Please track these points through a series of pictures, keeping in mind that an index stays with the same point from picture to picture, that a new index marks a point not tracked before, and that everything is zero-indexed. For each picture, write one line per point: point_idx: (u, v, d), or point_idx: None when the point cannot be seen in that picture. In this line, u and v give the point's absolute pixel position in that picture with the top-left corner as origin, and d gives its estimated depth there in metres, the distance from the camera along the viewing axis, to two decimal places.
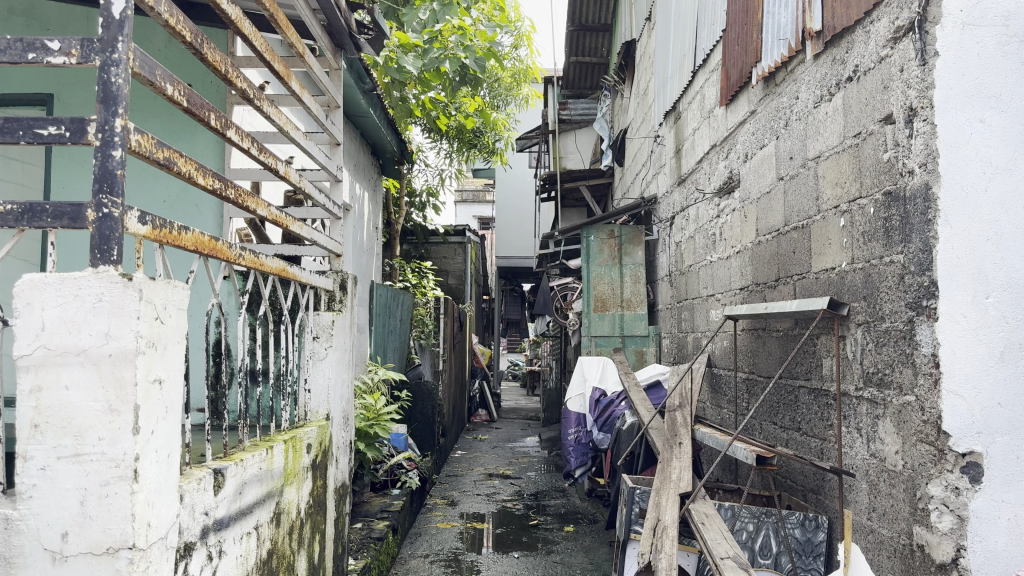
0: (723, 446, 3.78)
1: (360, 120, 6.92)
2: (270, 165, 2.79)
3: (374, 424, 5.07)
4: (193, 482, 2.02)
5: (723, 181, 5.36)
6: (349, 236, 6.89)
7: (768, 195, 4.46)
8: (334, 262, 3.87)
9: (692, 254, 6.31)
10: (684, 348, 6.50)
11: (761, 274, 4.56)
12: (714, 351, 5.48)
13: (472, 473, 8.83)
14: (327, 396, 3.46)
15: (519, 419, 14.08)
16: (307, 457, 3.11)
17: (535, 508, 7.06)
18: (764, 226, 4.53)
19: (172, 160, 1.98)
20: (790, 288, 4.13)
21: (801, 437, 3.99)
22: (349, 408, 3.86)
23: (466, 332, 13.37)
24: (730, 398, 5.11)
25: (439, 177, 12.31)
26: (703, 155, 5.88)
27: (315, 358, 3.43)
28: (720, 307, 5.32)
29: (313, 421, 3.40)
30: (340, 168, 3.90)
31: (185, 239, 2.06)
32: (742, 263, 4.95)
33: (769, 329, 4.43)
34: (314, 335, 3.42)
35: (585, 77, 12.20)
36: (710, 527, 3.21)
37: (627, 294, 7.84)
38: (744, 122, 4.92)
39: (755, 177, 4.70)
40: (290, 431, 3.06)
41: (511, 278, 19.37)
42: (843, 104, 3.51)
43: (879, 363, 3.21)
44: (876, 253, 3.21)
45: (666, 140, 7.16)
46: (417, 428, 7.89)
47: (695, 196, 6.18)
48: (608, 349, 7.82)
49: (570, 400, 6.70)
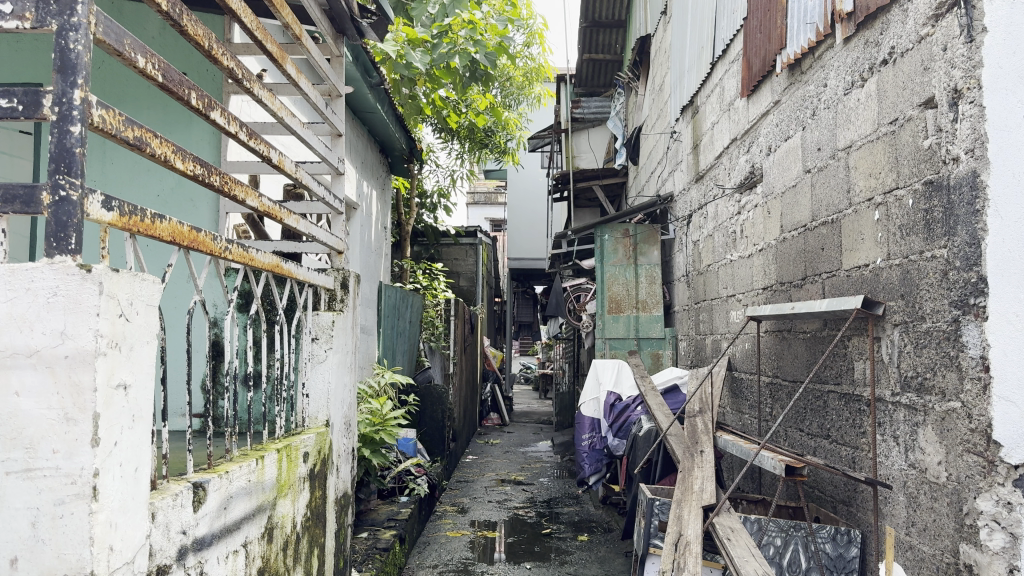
0: (749, 455, 3.54)
1: (368, 116, 6.72)
2: (263, 152, 2.59)
3: (380, 429, 4.83)
4: (167, 498, 1.81)
5: (744, 176, 5.14)
6: (356, 235, 6.70)
7: (794, 189, 4.23)
8: (336, 259, 3.66)
9: (711, 253, 6.08)
10: (703, 351, 6.26)
11: (786, 273, 4.33)
12: (734, 353, 5.26)
13: (484, 479, 8.62)
14: (326, 402, 3.26)
15: (532, 423, 13.86)
16: (304, 466, 2.91)
17: (547, 516, 6.84)
18: (789, 223, 4.30)
19: (143, 140, 1.78)
20: (817, 286, 3.90)
21: (831, 445, 3.76)
22: (351, 414, 3.66)
23: (477, 334, 13.17)
24: (752, 403, 4.88)
25: (450, 178, 12.11)
26: (722, 150, 5.66)
27: (314, 361, 3.23)
28: (741, 308, 5.09)
29: (311, 428, 3.20)
30: (343, 160, 3.69)
31: (161, 229, 1.87)
32: (765, 261, 4.72)
33: (795, 330, 4.21)
34: (314, 336, 3.23)
35: (599, 75, 11.99)
36: (736, 543, 2.98)
37: (642, 295, 7.61)
38: (767, 114, 4.69)
39: (779, 170, 4.47)
40: (285, 439, 2.86)
41: (524, 280, 19.17)
42: (878, 89, 3.29)
43: (919, 367, 2.98)
44: (915, 247, 2.98)
45: (684, 135, 6.93)
46: (427, 432, 7.68)
47: (713, 192, 5.95)
48: (622, 352, 7.58)
49: (583, 404, 6.46)
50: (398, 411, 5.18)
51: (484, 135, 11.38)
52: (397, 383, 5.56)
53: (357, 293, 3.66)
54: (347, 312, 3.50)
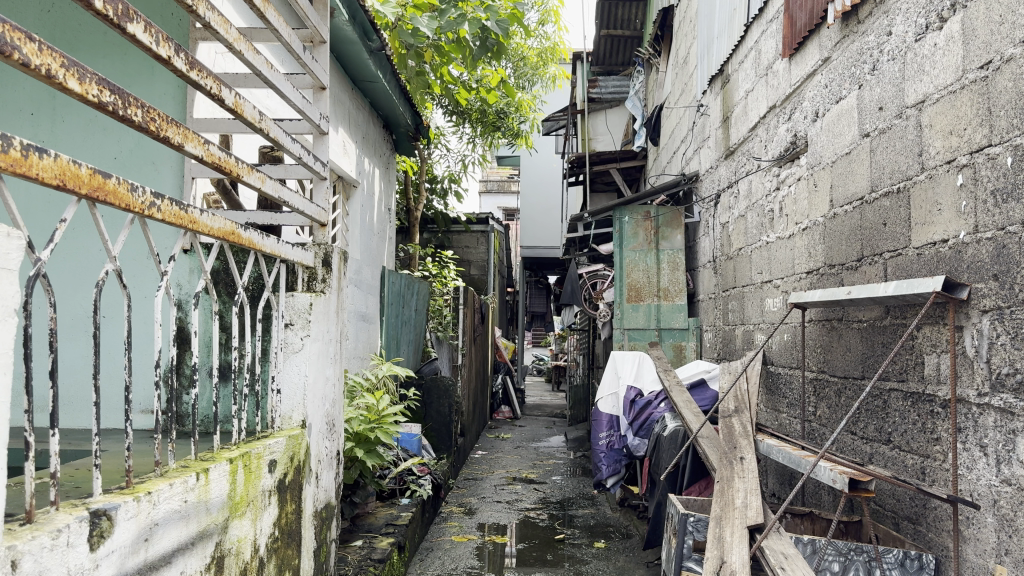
0: (803, 466, 3.01)
1: (368, 85, 6.18)
2: (210, 90, 2.07)
3: (375, 427, 4.32)
4: (41, 539, 1.31)
5: (785, 147, 4.59)
6: (356, 215, 6.20)
7: (848, 157, 3.69)
8: (319, 233, 3.15)
9: (742, 236, 5.54)
10: (732, 344, 5.73)
11: (837, 255, 3.80)
12: (771, 345, 4.74)
13: (494, 477, 8.13)
14: (303, 399, 2.74)
15: (544, 416, 13.37)
16: (269, 477, 2.41)
17: (561, 520, 6.33)
18: (841, 196, 3.76)
19: (9, 41, 1.28)
20: (878, 268, 3.37)
21: (893, 452, 3.24)
22: (336, 414, 3.14)
23: (488, 324, 12.66)
24: (794, 401, 4.36)
25: (461, 162, 11.60)
26: (759, 120, 5.11)
27: (287, 350, 2.73)
28: (781, 295, 4.56)
29: (284, 430, 2.69)
30: (326, 117, 3.15)
31: (39, 167, 1.37)
32: (810, 241, 4.18)
33: (847, 319, 3.69)
34: (287, 322, 2.73)
35: (617, 52, 11.42)
36: (791, 572, 2.45)
37: (664, 282, 7.08)
38: (815, 73, 4.14)
39: (829, 137, 3.93)
40: (246, 445, 2.36)
41: (538, 270, 18.69)
42: (963, 29, 2.73)
43: (1017, 363, 2.44)
44: (1015, 217, 2.43)
45: (712, 109, 6.38)
46: (433, 428, 7.16)
47: (747, 167, 5.41)
48: (642, 343, 7.09)
49: (601, 400, 5.91)
50: (396, 407, 4.65)
51: (496, 117, 10.69)
52: (392, 383, 5.13)
53: (343, 272, 3.14)
54: (330, 295, 2.98)
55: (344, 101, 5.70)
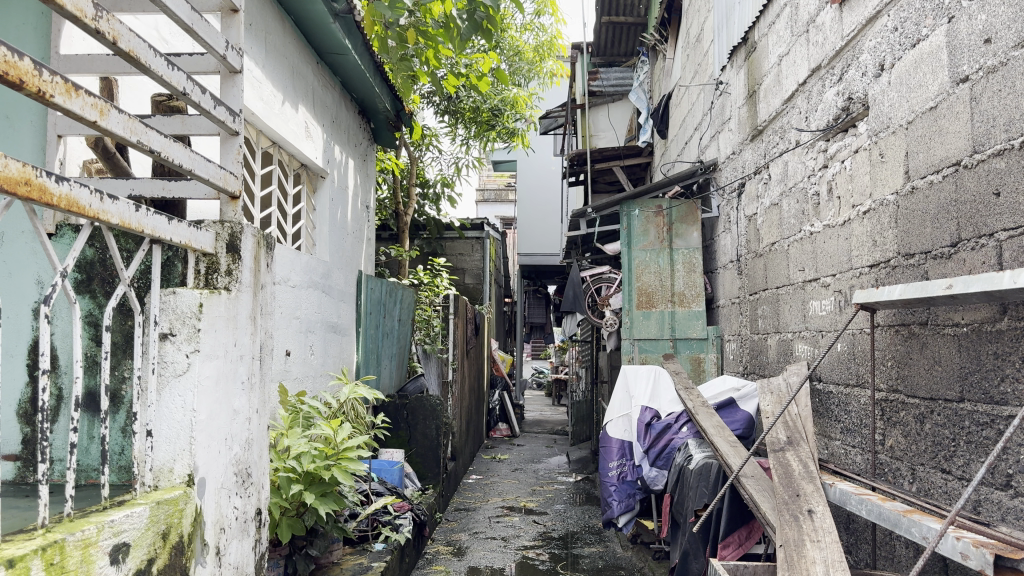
0: (917, 534, 2.12)
1: (336, 58, 5.31)
2: None
3: (331, 464, 3.43)
4: None
5: (833, 115, 3.78)
6: (325, 210, 5.32)
7: (933, 113, 2.84)
8: (228, 208, 2.29)
9: (776, 228, 4.68)
10: (765, 355, 4.88)
11: (916, 241, 2.97)
12: (820, 359, 3.90)
13: (489, 506, 7.25)
14: (188, 445, 1.88)
15: (545, 434, 12.50)
16: (112, 571, 1.56)
17: (565, 561, 5.44)
18: (922, 165, 2.92)
19: None
20: (985, 253, 2.53)
21: (1016, 503, 2.37)
22: (254, 460, 2.28)
23: (484, 336, 11.78)
24: (855, 427, 3.51)
25: (454, 166, 10.59)
26: (798, 88, 4.27)
27: (166, 373, 1.89)
28: (835, 295, 3.73)
29: (157, 491, 1.84)
30: (238, 49, 2.30)
31: None
32: (873, 228, 3.35)
33: (935, 322, 2.84)
34: (166, 332, 1.90)
35: (620, 41, 10.57)
36: None
37: (680, 286, 6.24)
38: (878, 16, 3.32)
39: (900, 93, 3.10)
40: (73, 523, 1.50)
41: (538, 278, 17.96)
42: None
43: None
44: None
45: (733, 86, 5.55)
46: (418, 454, 6.26)
47: (780, 146, 4.58)
48: (655, 356, 6.23)
49: (611, 423, 4.98)
50: (360, 436, 3.76)
51: (490, 114, 9.81)
52: (361, 409, 4.29)
53: (260, 262, 2.28)
54: (239, 294, 2.12)
55: (304, 71, 4.85)
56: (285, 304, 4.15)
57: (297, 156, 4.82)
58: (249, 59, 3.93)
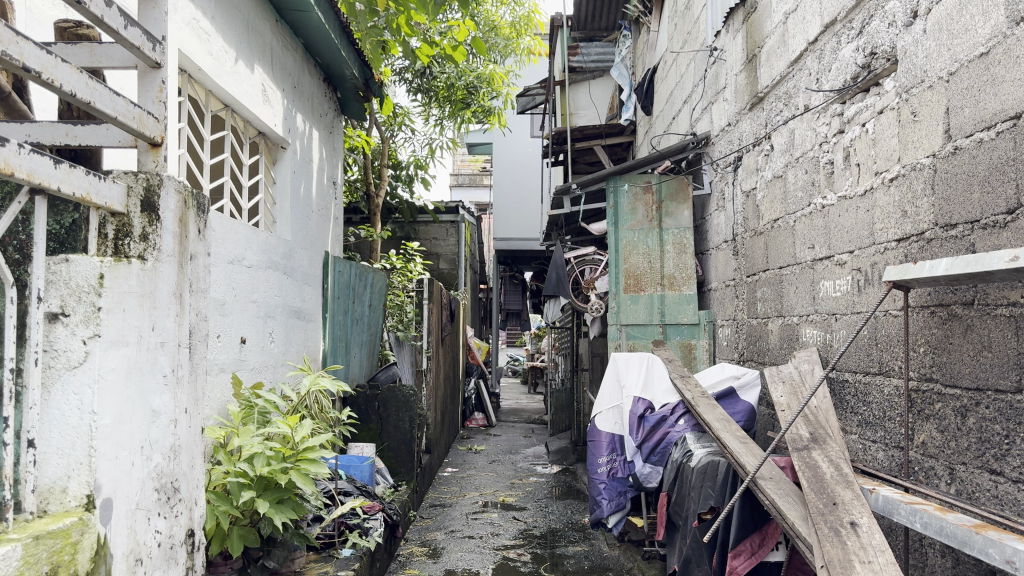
0: (994, 557, 1.78)
1: (297, 16, 4.82)
2: None
3: (289, 466, 2.99)
4: None
5: (851, 74, 3.40)
6: (286, 184, 4.84)
7: (985, 60, 2.45)
8: (147, 158, 1.89)
9: (779, 201, 4.31)
10: (765, 341, 4.52)
11: (959, 209, 2.60)
12: (835, 345, 3.53)
13: (465, 502, 6.85)
14: (87, 456, 1.50)
15: (522, 424, 12.10)
16: None
17: (549, 562, 5.07)
18: (970, 123, 2.53)
19: None
20: None
21: None
22: (181, 468, 1.89)
23: (459, 323, 11.36)
24: (876, 418, 3.15)
25: (428, 146, 10.12)
26: (808, 47, 3.87)
27: (57, 364, 1.51)
28: (854, 272, 3.36)
29: (43, 518, 1.45)
30: None
31: None
32: (902, 197, 2.98)
33: (982, 301, 2.49)
34: (57, 314, 1.51)
35: (599, 16, 10.08)
36: None
37: (670, 268, 5.86)
38: None
39: (941, 40, 2.71)
40: None
41: (515, 264, 17.57)
42: None
43: None
44: None
45: (729, 53, 5.16)
46: (391, 448, 5.82)
47: (785, 112, 4.20)
48: (644, 343, 5.89)
49: (600, 415, 4.63)
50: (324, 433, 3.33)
51: (466, 92, 9.31)
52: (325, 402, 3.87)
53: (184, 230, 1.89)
54: (155, 266, 1.74)
55: (260, 27, 4.36)
56: (240, 286, 3.71)
57: (253, 123, 4.35)
58: (195, 8, 3.46)
